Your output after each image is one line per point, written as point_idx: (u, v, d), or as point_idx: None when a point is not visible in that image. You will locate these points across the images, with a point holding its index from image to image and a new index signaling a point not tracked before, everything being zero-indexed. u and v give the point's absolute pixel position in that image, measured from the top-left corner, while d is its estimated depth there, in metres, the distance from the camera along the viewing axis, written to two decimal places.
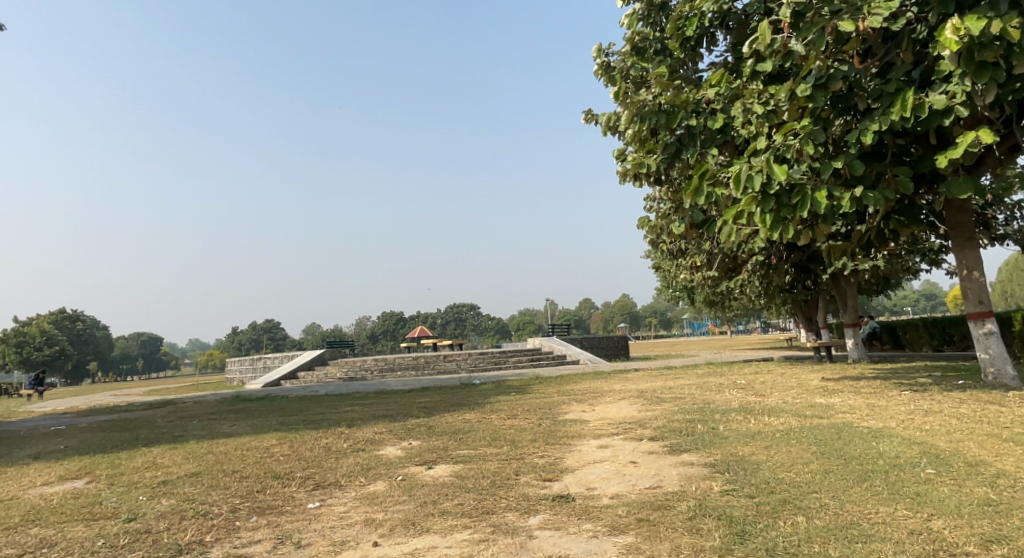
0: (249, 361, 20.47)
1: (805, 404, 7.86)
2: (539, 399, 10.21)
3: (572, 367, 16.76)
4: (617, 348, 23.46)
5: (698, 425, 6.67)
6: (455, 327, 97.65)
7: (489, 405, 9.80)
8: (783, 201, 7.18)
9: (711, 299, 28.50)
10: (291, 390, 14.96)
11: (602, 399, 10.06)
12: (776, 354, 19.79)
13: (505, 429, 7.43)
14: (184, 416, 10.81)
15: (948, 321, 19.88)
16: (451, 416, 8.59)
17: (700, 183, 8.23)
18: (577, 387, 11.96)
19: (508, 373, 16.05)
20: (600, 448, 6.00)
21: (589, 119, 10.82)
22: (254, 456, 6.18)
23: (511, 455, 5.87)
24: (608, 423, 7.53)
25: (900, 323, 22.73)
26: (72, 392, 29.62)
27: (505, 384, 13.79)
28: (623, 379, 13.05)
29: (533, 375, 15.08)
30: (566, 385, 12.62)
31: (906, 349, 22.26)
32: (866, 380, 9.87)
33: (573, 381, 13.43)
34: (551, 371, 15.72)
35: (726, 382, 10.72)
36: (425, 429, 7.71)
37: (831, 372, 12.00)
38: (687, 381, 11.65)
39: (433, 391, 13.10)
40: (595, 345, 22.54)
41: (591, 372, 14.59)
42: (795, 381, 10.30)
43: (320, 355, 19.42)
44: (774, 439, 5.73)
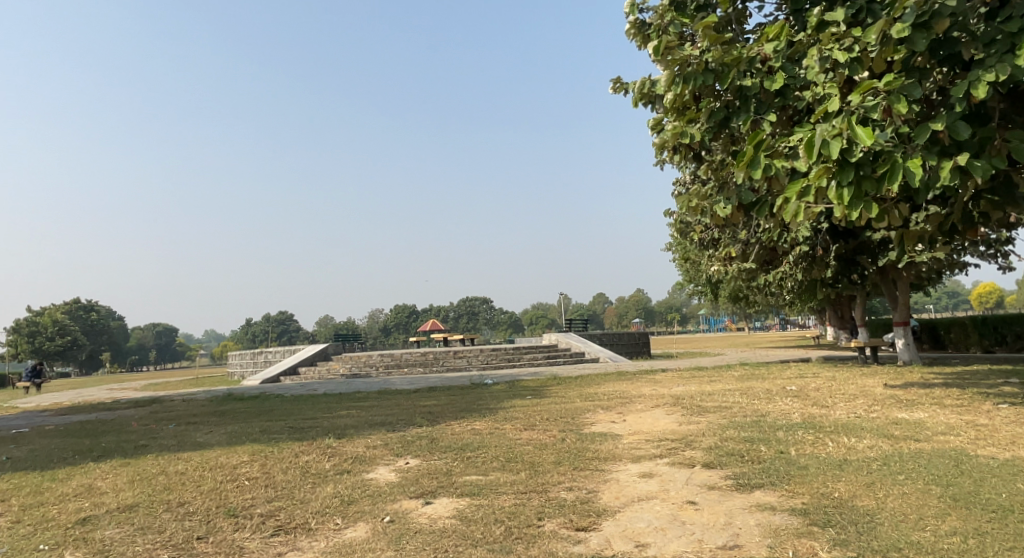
0: (250, 355, 19.40)
1: (883, 418, 6.54)
2: (559, 405, 8.96)
3: (593, 365, 15.47)
4: (638, 345, 22.12)
5: (761, 447, 5.41)
6: (469, 321, 96.64)
7: (503, 412, 8.56)
8: (866, 173, 5.88)
9: (738, 294, 27.00)
10: (289, 387, 13.84)
11: (632, 406, 8.78)
12: (811, 354, 18.41)
13: (522, 445, 6.22)
14: (162, 419, 9.68)
15: (1000, 320, 18.50)
16: (459, 426, 7.38)
17: (756, 154, 6.93)
18: (601, 390, 10.69)
19: (524, 372, 14.80)
20: (644, 478, 4.73)
21: (617, 89, 9.53)
22: (213, 481, 5.01)
23: (531, 486, 4.64)
24: (647, 439, 6.28)
25: (942, 322, 21.28)
26: (76, 382, 28.87)
27: (520, 385, 12.56)
28: (652, 381, 11.75)
29: (551, 375, 13.83)
30: (588, 387, 11.37)
31: (949, 350, 20.82)
32: (939, 388, 8.53)
33: (595, 382, 12.16)
34: (570, 370, 14.46)
35: (773, 387, 9.41)
36: (428, 444, 6.50)
37: (889, 377, 10.64)
38: (726, 385, 10.35)
39: (442, 392, 11.90)
40: (615, 341, 21.26)
41: (615, 373, 13.30)
42: (854, 388, 8.98)
43: (323, 349, 18.29)
44: (870, 470, 4.45)
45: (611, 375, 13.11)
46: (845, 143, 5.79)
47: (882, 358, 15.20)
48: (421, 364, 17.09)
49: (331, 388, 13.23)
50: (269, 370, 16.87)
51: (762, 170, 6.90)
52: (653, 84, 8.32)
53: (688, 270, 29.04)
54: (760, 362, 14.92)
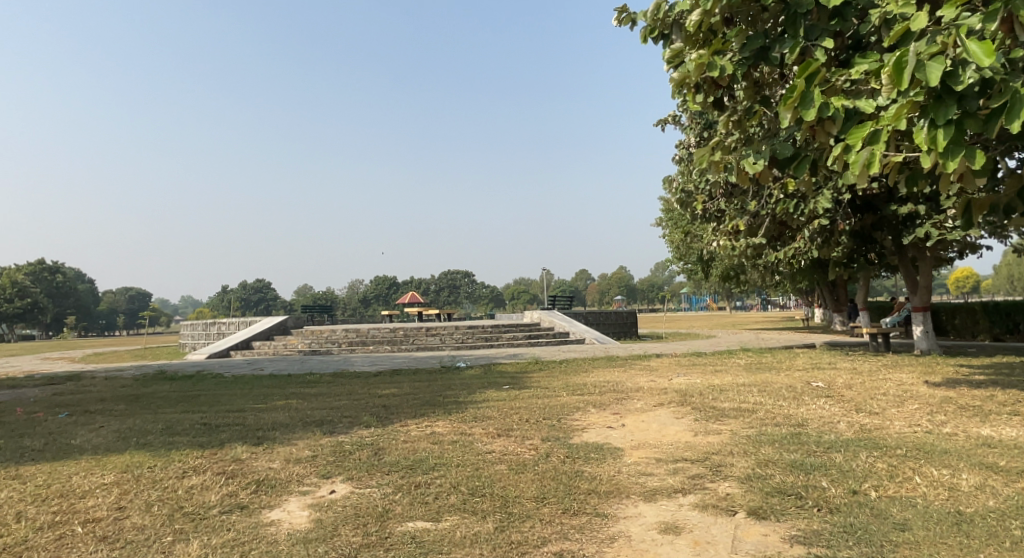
0: (202, 325, 17.66)
1: (960, 433, 5.08)
2: (542, 401, 7.43)
3: (579, 347, 13.94)
4: (626, 325, 20.70)
5: (823, 483, 3.91)
6: (449, 294, 94.90)
7: (474, 408, 7.02)
8: (972, 109, 4.30)
9: (731, 273, 25.66)
10: (235, 365, 12.16)
11: (630, 403, 7.27)
12: (811, 339, 17.07)
13: (493, 464, 4.67)
14: (61, 403, 7.96)
15: (1011, 306, 17.26)
16: (414, 431, 5.79)
17: (809, 89, 5.32)
18: (591, 381, 9.15)
19: (502, 354, 13.26)
20: (670, 540, 3.19)
21: (623, 20, 7.83)
22: (29, 526, 3.36)
23: (501, 552, 3.07)
24: (659, 459, 4.76)
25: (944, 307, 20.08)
26: (26, 347, 26.94)
27: (497, 371, 11.00)
28: (647, 370, 10.26)
29: (533, 358, 12.26)
30: (575, 376, 9.87)
31: (951, 337, 19.65)
32: (995, 390, 7.13)
33: (583, 369, 10.66)
34: (554, 353, 12.97)
35: (795, 383, 7.95)
36: (370, 457, 4.92)
37: (920, 371, 9.26)
38: (735, 377, 8.89)
39: (407, 376, 10.35)
40: (602, 321, 19.82)
41: (604, 358, 11.82)
42: (893, 387, 7.53)
43: (283, 321, 16.59)
44: (1015, 539, 2.94)
45: (601, 359, 11.65)
46: (949, 64, 4.19)
47: (894, 347, 13.85)
48: (390, 341, 15.49)
49: (282, 367, 11.61)
50: (219, 343, 15.17)
51: (816, 110, 5.32)
52: (670, 7, 6.64)
53: (680, 246, 27.61)
54: (763, 348, 13.52)
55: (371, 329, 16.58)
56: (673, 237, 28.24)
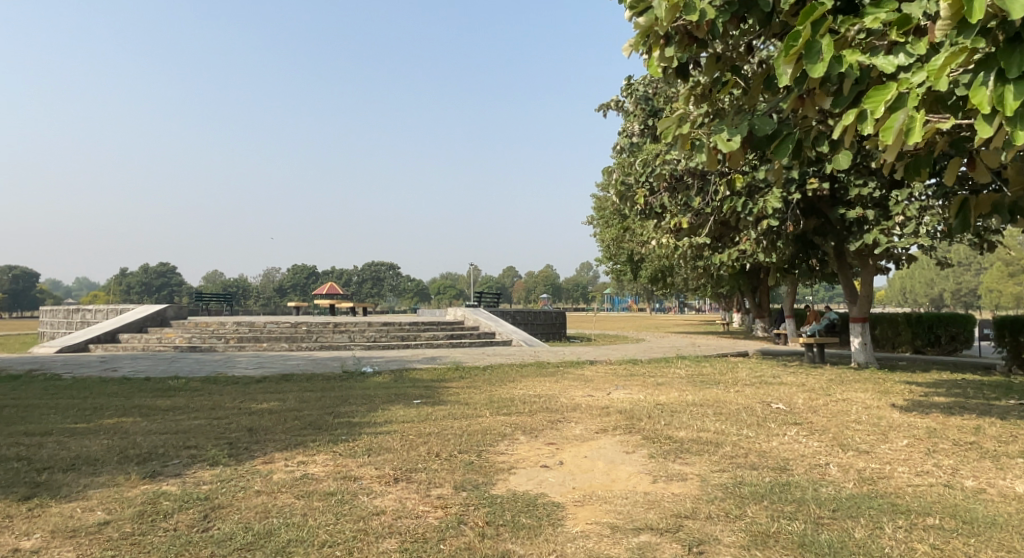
0: (65, 312, 15.21)
1: (987, 487, 3.98)
2: (457, 424, 5.97)
3: (504, 351, 12.58)
4: (553, 326, 19.58)
5: None
6: (371, 286, 91.75)
7: (370, 435, 5.51)
8: None
9: (660, 273, 25.08)
10: (88, 363, 10.07)
11: (565, 427, 5.94)
12: (744, 347, 16.39)
13: (377, 539, 3.17)
14: None
15: (935, 318, 17.09)
16: (277, 476, 4.23)
17: (818, 38, 4.11)
18: (518, 394, 7.78)
19: (417, 357, 11.68)
20: None
21: None
22: None
23: None
24: (614, 527, 3.40)
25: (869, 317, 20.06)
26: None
27: (409, 377, 9.45)
28: (580, 381, 9.01)
29: (452, 362, 10.78)
30: (499, 386, 8.49)
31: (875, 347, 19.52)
32: (977, 419, 6.22)
33: (508, 378, 9.31)
34: (475, 356, 11.56)
35: (753, 404, 6.82)
36: (194, 527, 3.31)
37: (876, 390, 8.41)
38: (682, 393, 7.73)
39: (299, 382, 8.67)
40: (529, 320, 18.58)
41: (532, 364, 10.51)
42: (864, 411, 6.50)
43: (160, 310, 14.40)
44: None
45: (526, 366, 10.33)
46: None
47: (829, 359, 13.19)
48: (288, 337, 13.63)
49: (146, 368, 9.66)
50: (78, 334, 12.91)
51: (824, 65, 4.11)
52: None
53: (611, 245, 26.86)
54: (699, 356, 12.57)
55: (268, 323, 14.64)
56: (604, 236, 27.45)
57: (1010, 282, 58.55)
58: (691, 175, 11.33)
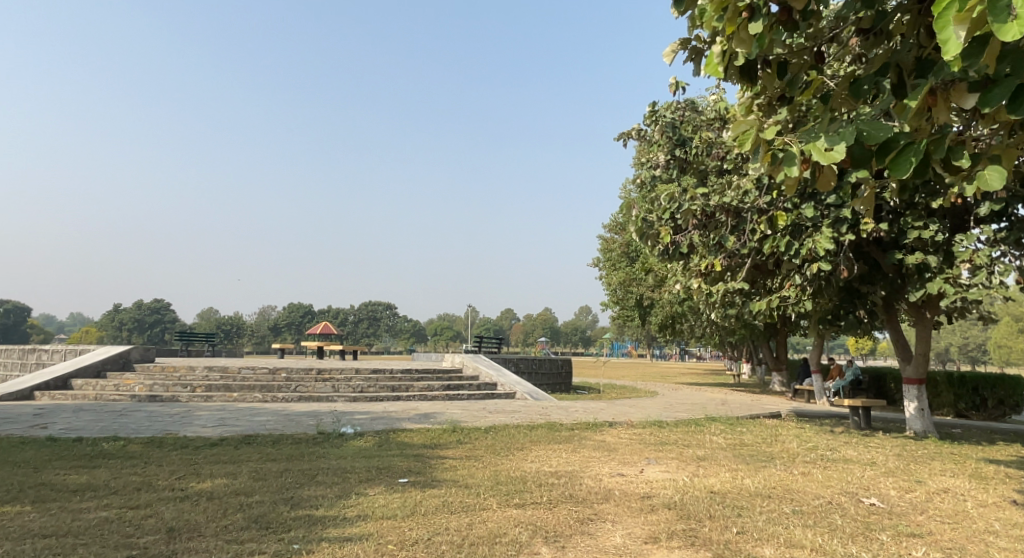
0: (20, 351, 13.77)
1: None
2: (453, 524, 4.45)
3: (508, 407, 11.03)
4: (559, 376, 18.05)
5: None
6: (367, 326, 90.07)
7: (333, 545, 3.98)
8: None
9: (672, 320, 23.65)
10: (19, 416, 8.54)
11: (600, 531, 4.41)
12: (773, 404, 14.82)
13: None
14: None
15: (982, 379, 15.50)
16: None
17: None
18: (530, 471, 6.25)
19: (408, 412, 10.14)
20: None
21: None
22: None
23: None
24: None
25: None
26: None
27: (397, 441, 7.92)
28: (602, 453, 7.46)
29: (449, 421, 9.25)
30: (506, 458, 6.94)
31: None
32: None
33: (516, 445, 7.78)
34: (475, 413, 10.03)
35: (837, 497, 5.28)
36: None
37: (968, 472, 6.87)
38: (735, 475, 6.21)
39: (263, 449, 7.12)
40: (534, 370, 17.06)
41: (543, 425, 8.98)
42: (988, 513, 4.95)
43: (123, 352, 12.94)
44: None
45: (537, 429, 8.81)
46: None
47: (875, 424, 11.61)
48: (263, 385, 12.08)
49: (84, 424, 8.13)
50: (24, 379, 11.44)
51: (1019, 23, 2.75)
52: None
53: (619, 289, 25.54)
54: (730, 417, 11.01)
55: (243, 368, 13.11)
56: (611, 280, 26.17)
57: (1020, 337, 56.90)
58: (724, 212, 10.02)
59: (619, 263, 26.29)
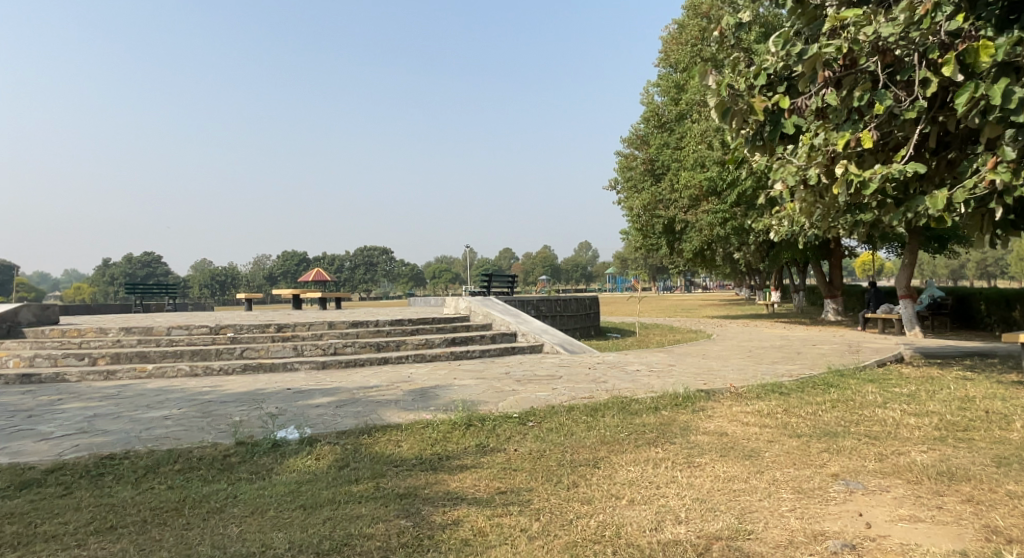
0: None
1: None
2: None
3: (540, 371, 7.67)
4: (586, 317, 14.75)
5: None
6: (364, 271, 86.72)
7: None
8: None
9: (709, 245, 20.17)
10: None
11: None
12: (872, 342, 11.48)
13: None
14: None
15: None
16: None
17: None
18: (640, 545, 2.88)
19: (396, 388, 6.77)
20: None
21: None
22: None
23: None
24: None
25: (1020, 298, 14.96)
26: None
27: (371, 453, 4.55)
28: (742, 464, 4.11)
29: (459, 402, 5.89)
30: (576, 496, 3.58)
31: None
32: None
33: (578, 452, 4.41)
34: (497, 386, 6.68)
35: None
36: None
37: None
38: None
39: (110, 499, 3.74)
40: (558, 312, 13.72)
41: (609, 404, 5.64)
42: None
43: (6, 313, 9.78)
44: None
45: (604, 412, 5.44)
46: None
47: None
48: (195, 352, 8.76)
49: None
50: None
51: None
52: None
53: (642, 213, 21.99)
54: (862, 370, 7.65)
55: (174, 328, 9.79)
56: (633, 203, 22.57)
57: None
58: (874, 56, 6.34)
59: (641, 184, 22.65)
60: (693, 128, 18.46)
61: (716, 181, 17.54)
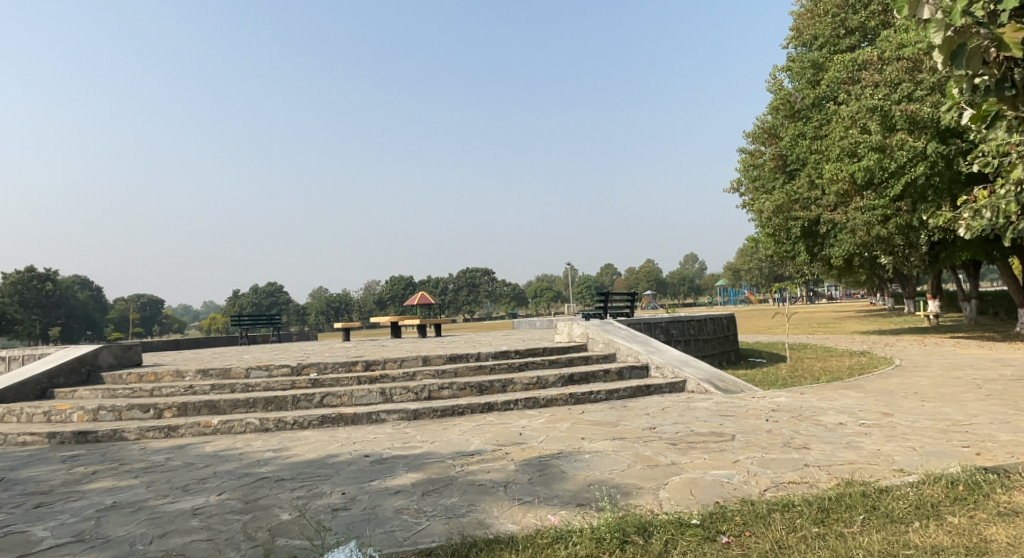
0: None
1: None
2: None
3: (698, 427, 5.60)
4: (723, 340, 12.37)
5: None
6: (467, 293, 86.62)
7: None
8: None
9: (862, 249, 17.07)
10: None
11: None
12: None
13: None
14: None
15: None
16: None
17: None
18: None
19: (506, 458, 4.95)
20: None
21: None
22: None
23: None
24: None
25: None
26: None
27: None
28: None
29: (603, 490, 3.97)
30: None
31: None
32: None
33: None
34: (645, 457, 4.67)
35: None
36: None
37: None
38: None
39: None
40: (691, 335, 11.45)
41: (846, 500, 3.51)
42: None
43: (85, 356, 8.95)
44: None
45: (844, 519, 3.30)
46: None
47: None
48: (270, 400, 7.41)
49: None
50: None
51: None
52: None
53: (774, 216, 19.17)
54: None
55: (254, 369, 8.56)
56: (762, 205, 19.78)
57: None
58: None
59: (771, 183, 19.86)
60: (840, 112, 15.65)
61: (872, 170, 14.64)
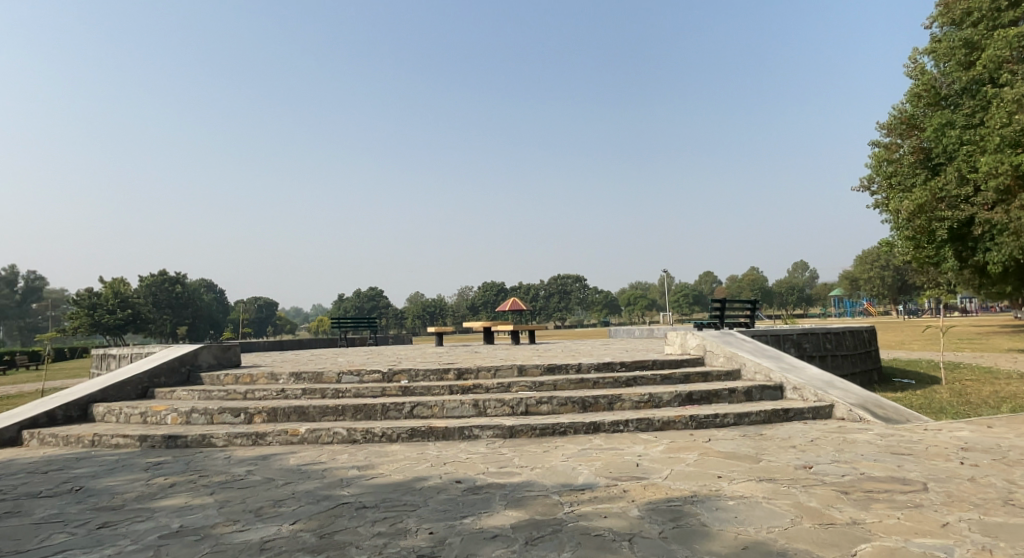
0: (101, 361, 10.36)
1: None
2: None
3: (868, 469, 4.43)
4: (862, 357, 10.75)
5: None
6: (561, 300, 85.63)
7: None
8: None
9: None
10: None
11: None
12: None
13: None
14: None
15: None
16: None
17: None
18: None
19: (626, 498, 4.02)
20: None
21: None
22: None
23: None
24: None
25: None
26: (27, 376, 21.65)
27: None
28: None
29: None
30: None
31: None
32: None
33: None
34: (811, 510, 3.59)
35: None
36: None
37: None
38: None
39: None
40: (825, 350, 9.97)
41: None
42: None
43: (185, 356, 8.83)
44: None
45: None
46: None
47: None
48: (359, 409, 6.87)
49: None
50: (45, 403, 7.90)
51: None
52: None
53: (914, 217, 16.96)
54: None
55: (345, 375, 8.10)
56: (898, 204, 17.59)
57: None
58: None
59: (909, 180, 17.64)
60: (1002, 94, 13.46)
61: None
